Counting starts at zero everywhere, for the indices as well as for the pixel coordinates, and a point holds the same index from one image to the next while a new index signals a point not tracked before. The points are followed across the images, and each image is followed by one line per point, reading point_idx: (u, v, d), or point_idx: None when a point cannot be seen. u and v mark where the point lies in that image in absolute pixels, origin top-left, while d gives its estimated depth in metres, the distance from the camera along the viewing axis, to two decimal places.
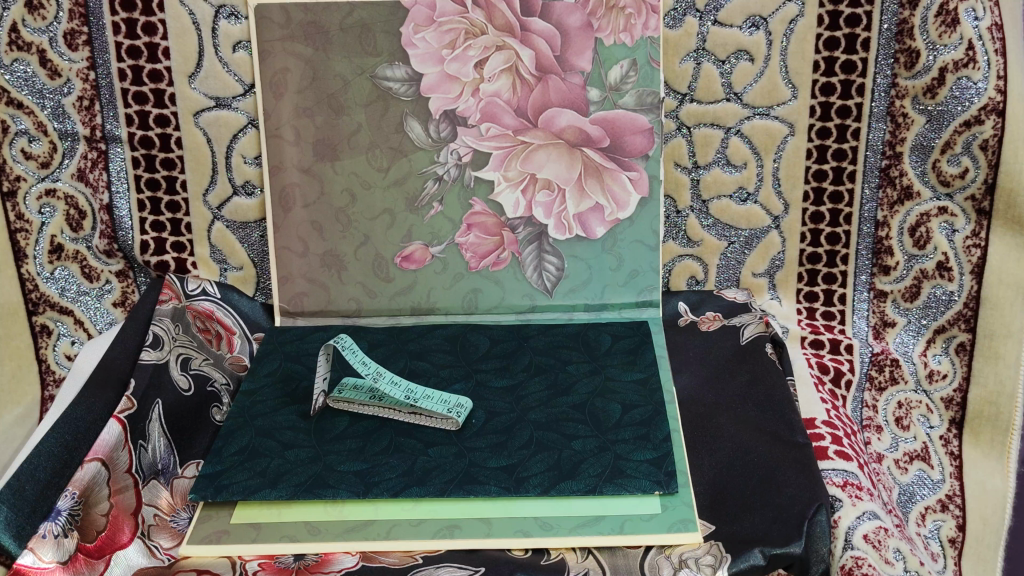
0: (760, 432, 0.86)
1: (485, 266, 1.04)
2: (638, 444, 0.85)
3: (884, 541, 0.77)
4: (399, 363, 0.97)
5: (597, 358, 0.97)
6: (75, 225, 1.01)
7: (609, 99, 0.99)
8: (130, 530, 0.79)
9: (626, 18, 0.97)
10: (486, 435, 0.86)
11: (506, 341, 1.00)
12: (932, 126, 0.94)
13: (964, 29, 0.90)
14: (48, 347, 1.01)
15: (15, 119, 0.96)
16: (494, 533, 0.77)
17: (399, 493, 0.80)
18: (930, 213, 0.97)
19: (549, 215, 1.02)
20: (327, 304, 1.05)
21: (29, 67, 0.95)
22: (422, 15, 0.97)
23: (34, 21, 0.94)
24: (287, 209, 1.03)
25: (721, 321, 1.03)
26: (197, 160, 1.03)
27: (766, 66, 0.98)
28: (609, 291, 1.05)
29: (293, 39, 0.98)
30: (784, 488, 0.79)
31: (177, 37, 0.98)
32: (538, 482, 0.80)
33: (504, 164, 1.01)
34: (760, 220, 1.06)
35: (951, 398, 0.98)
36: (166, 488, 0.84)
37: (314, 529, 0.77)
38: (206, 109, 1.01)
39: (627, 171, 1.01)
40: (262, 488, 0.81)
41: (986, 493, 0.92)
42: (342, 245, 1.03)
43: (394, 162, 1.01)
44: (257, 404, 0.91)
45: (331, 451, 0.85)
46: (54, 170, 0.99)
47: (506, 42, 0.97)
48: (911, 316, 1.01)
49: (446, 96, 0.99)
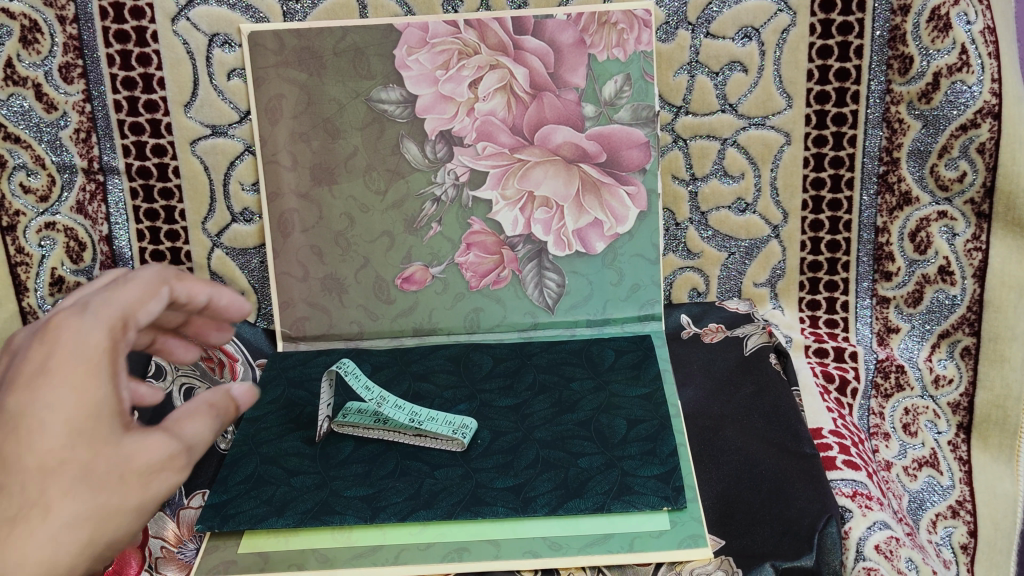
0: (767, 444, 0.85)
1: (485, 285, 1.04)
2: (645, 459, 0.84)
3: (896, 551, 0.77)
4: (403, 385, 0.96)
5: (600, 374, 0.96)
6: (74, 258, 1.02)
7: (603, 114, 0.99)
8: (138, 564, 0.80)
9: (618, 33, 0.97)
10: (492, 456, 0.86)
11: (508, 359, 1.00)
12: (929, 131, 0.95)
13: (957, 33, 0.90)
14: None
15: (14, 153, 0.97)
16: (504, 554, 0.76)
17: (407, 517, 0.79)
18: (930, 218, 0.97)
19: (548, 232, 1.02)
20: (329, 328, 1.05)
21: (26, 101, 0.96)
22: (415, 37, 0.97)
23: (29, 56, 0.95)
24: (286, 234, 1.03)
25: (723, 332, 1.02)
26: (195, 190, 1.03)
27: (760, 76, 0.99)
28: (611, 305, 1.05)
29: (287, 64, 0.98)
30: (793, 501, 0.79)
31: (171, 68, 0.98)
32: (545, 502, 0.80)
33: (502, 182, 1.01)
34: (761, 230, 1.05)
35: (958, 403, 0.97)
36: (172, 519, 0.83)
37: (322, 557, 0.77)
38: (203, 138, 1.01)
39: (624, 186, 1.01)
40: (269, 517, 0.80)
41: (996, 498, 0.91)
42: (343, 268, 1.03)
43: (391, 183, 1.01)
44: (262, 432, 0.91)
45: (337, 477, 0.84)
46: (53, 204, 1.00)
47: (499, 60, 0.98)
48: (915, 322, 1.01)
49: (441, 116, 0.99)
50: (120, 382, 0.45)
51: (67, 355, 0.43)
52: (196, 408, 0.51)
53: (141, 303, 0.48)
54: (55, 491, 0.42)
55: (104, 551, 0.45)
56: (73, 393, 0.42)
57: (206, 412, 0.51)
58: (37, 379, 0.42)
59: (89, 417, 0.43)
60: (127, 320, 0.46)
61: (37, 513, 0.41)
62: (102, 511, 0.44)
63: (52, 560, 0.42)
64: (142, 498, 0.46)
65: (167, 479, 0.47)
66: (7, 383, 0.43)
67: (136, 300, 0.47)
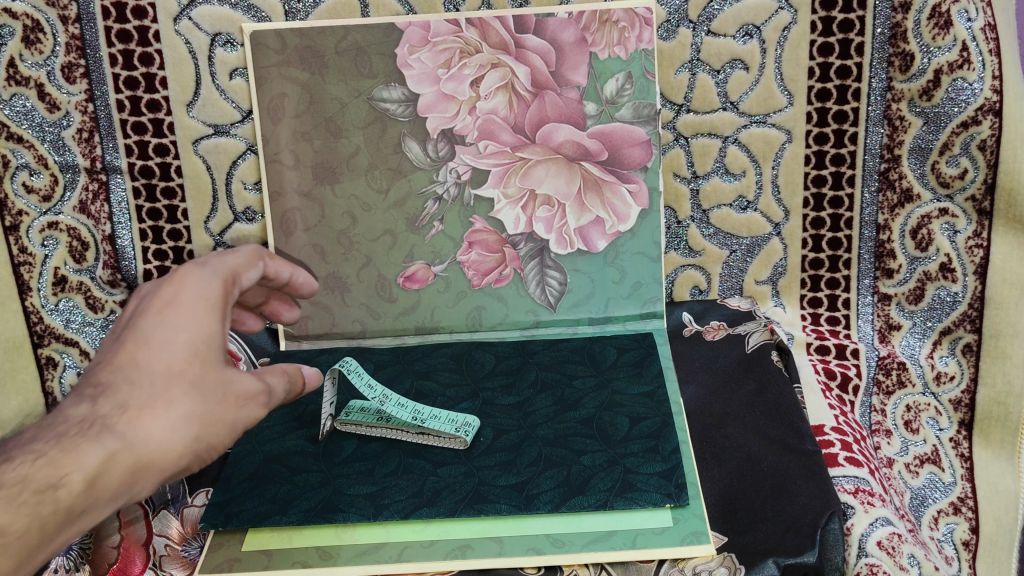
0: (769, 441, 0.86)
1: (487, 283, 1.04)
2: (647, 457, 0.84)
3: (898, 547, 0.78)
4: (405, 383, 0.96)
5: (603, 372, 0.96)
6: (77, 257, 1.02)
7: (605, 112, 0.99)
8: (141, 562, 0.80)
9: (620, 31, 0.97)
10: (495, 453, 0.86)
11: (510, 357, 1.00)
12: (930, 128, 0.95)
13: (958, 30, 0.90)
14: (54, 379, 1.01)
15: (16, 153, 0.97)
16: (507, 552, 0.76)
17: (410, 515, 0.79)
18: (931, 215, 0.98)
19: (550, 230, 1.02)
20: (331, 327, 1.05)
21: (28, 101, 0.96)
22: (417, 36, 0.98)
23: (32, 55, 0.95)
24: (289, 233, 1.03)
25: (725, 330, 1.02)
26: (197, 189, 1.03)
27: (761, 73, 0.99)
28: (613, 304, 1.05)
29: (289, 64, 0.98)
30: (796, 497, 0.79)
31: (173, 67, 0.98)
32: (549, 499, 0.80)
33: (504, 180, 1.01)
34: (762, 228, 1.06)
35: (959, 399, 0.97)
36: (177, 517, 0.83)
37: (326, 554, 0.77)
38: (205, 137, 1.01)
39: (626, 184, 1.01)
40: (273, 514, 0.80)
41: (998, 494, 0.92)
42: (345, 267, 1.03)
43: (393, 182, 1.01)
44: (266, 430, 0.91)
45: (340, 475, 0.84)
46: (56, 204, 1.00)
47: (501, 59, 0.98)
48: (916, 319, 1.01)
49: (443, 115, 0.99)
50: (224, 319, 0.66)
51: (193, 294, 0.65)
52: (277, 371, 0.71)
53: (241, 272, 0.72)
54: (174, 391, 0.60)
55: (204, 451, 0.62)
56: (193, 321, 0.64)
57: (280, 371, 0.71)
58: (168, 307, 0.64)
59: (203, 342, 0.63)
60: (232, 280, 0.70)
61: (160, 405, 0.60)
62: (207, 417, 0.62)
63: (168, 444, 0.59)
64: (235, 418, 0.64)
65: (252, 411, 0.65)
66: (148, 311, 0.64)
67: (238, 269, 0.72)
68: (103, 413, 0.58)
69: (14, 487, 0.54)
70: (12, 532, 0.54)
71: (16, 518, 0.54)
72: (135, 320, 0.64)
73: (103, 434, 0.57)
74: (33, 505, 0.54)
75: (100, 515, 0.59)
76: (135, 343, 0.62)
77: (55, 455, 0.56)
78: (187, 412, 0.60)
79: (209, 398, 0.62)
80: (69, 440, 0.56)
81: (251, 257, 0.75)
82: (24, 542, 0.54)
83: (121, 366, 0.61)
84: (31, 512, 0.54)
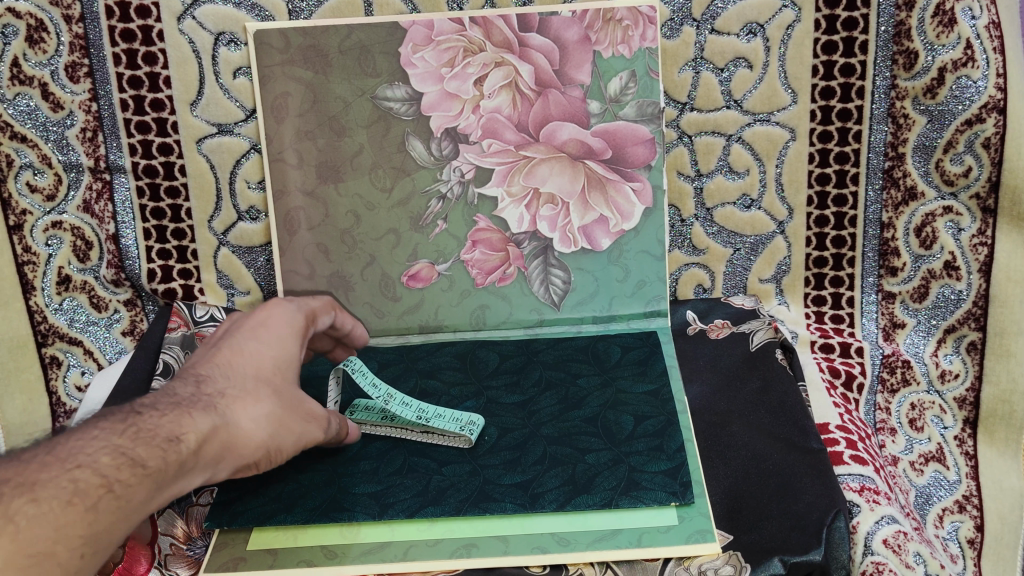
0: (774, 439, 0.86)
1: (490, 282, 1.04)
2: (652, 455, 0.84)
3: (904, 545, 0.78)
4: (409, 382, 0.96)
5: (607, 370, 0.96)
6: (82, 256, 1.02)
7: (609, 111, 0.99)
8: (147, 562, 0.80)
9: (624, 29, 0.97)
10: (499, 452, 0.86)
11: (515, 356, 1.00)
12: (934, 126, 0.95)
13: (962, 28, 0.91)
14: (59, 378, 1.02)
15: (20, 153, 0.98)
16: (513, 550, 0.77)
17: (415, 514, 0.79)
18: (935, 213, 0.98)
19: (553, 229, 1.02)
20: None
21: (32, 101, 0.96)
22: (421, 34, 0.98)
23: (36, 55, 0.95)
24: (293, 232, 1.02)
25: (729, 329, 1.02)
26: (201, 188, 1.03)
27: (765, 71, 0.99)
28: (616, 302, 1.05)
29: (293, 63, 0.98)
30: (801, 496, 0.79)
31: (177, 66, 0.98)
32: (553, 497, 0.80)
33: (508, 179, 1.01)
34: (766, 226, 1.05)
35: (964, 397, 0.97)
36: (182, 516, 0.83)
37: (332, 553, 0.77)
38: (209, 136, 1.01)
39: (630, 182, 1.01)
40: (277, 513, 0.81)
41: (1003, 493, 0.92)
42: (349, 266, 1.03)
43: (397, 181, 1.01)
44: None
45: (345, 474, 0.84)
46: (60, 204, 1.00)
47: (504, 58, 0.98)
48: (921, 317, 1.01)
49: (447, 114, 0.99)
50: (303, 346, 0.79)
51: (282, 322, 0.79)
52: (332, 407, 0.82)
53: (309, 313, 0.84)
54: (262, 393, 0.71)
55: (274, 451, 0.71)
56: (284, 341, 0.77)
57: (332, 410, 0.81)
58: (262, 328, 0.77)
59: (287, 361, 0.76)
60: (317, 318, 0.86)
61: (252, 400, 0.70)
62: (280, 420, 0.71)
63: (252, 434, 0.69)
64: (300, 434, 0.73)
65: (313, 430, 0.76)
66: (248, 328, 0.78)
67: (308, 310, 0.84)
68: (206, 394, 0.69)
69: (147, 431, 0.63)
70: (151, 466, 0.61)
71: (151, 454, 0.61)
72: (233, 334, 0.77)
73: (209, 410, 0.67)
74: (163, 449, 0.62)
75: (183, 484, 0.65)
76: (231, 350, 0.74)
77: (176, 417, 0.65)
78: (270, 410, 0.71)
79: (286, 403, 0.73)
80: (183, 409, 0.66)
81: (326, 306, 0.88)
82: (135, 482, 0.60)
83: (220, 364, 0.73)
84: (162, 454, 0.62)
